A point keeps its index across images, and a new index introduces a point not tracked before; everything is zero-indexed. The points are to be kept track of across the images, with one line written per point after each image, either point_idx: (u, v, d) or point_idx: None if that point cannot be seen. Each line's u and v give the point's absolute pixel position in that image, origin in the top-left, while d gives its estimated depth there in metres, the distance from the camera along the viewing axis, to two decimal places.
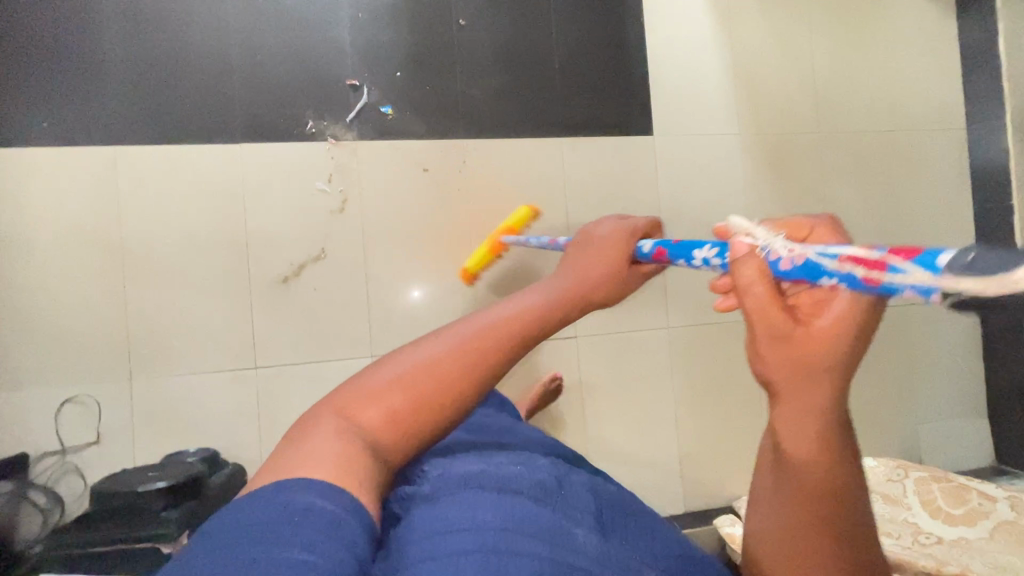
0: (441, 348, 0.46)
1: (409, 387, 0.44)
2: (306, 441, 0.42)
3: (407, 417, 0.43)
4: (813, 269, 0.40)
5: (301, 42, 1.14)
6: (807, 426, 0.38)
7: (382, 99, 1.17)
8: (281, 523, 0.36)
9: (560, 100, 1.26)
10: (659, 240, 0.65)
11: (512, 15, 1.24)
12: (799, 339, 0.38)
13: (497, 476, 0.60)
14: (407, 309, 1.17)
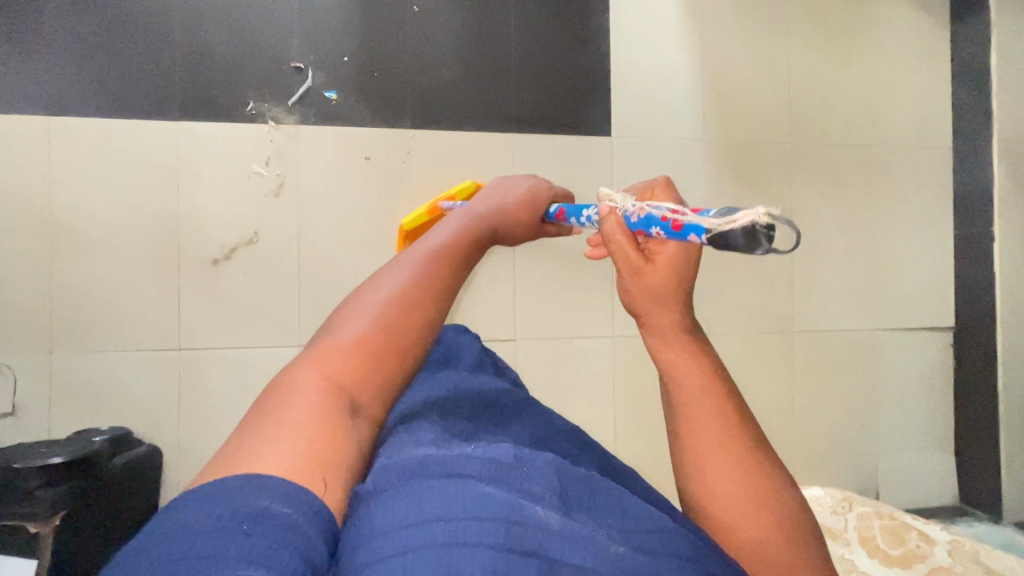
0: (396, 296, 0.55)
1: (375, 334, 0.52)
2: (287, 396, 0.47)
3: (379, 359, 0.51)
4: (647, 220, 0.57)
5: (246, 21, 1.12)
6: (669, 345, 0.56)
7: (327, 84, 1.14)
8: (231, 534, 0.36)
9: (514, 96, 1.22)
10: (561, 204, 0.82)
11: (470, 4, 1.20)
12: (648, 271, 0.56)
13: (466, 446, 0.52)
14: (339, 301, 1.15)
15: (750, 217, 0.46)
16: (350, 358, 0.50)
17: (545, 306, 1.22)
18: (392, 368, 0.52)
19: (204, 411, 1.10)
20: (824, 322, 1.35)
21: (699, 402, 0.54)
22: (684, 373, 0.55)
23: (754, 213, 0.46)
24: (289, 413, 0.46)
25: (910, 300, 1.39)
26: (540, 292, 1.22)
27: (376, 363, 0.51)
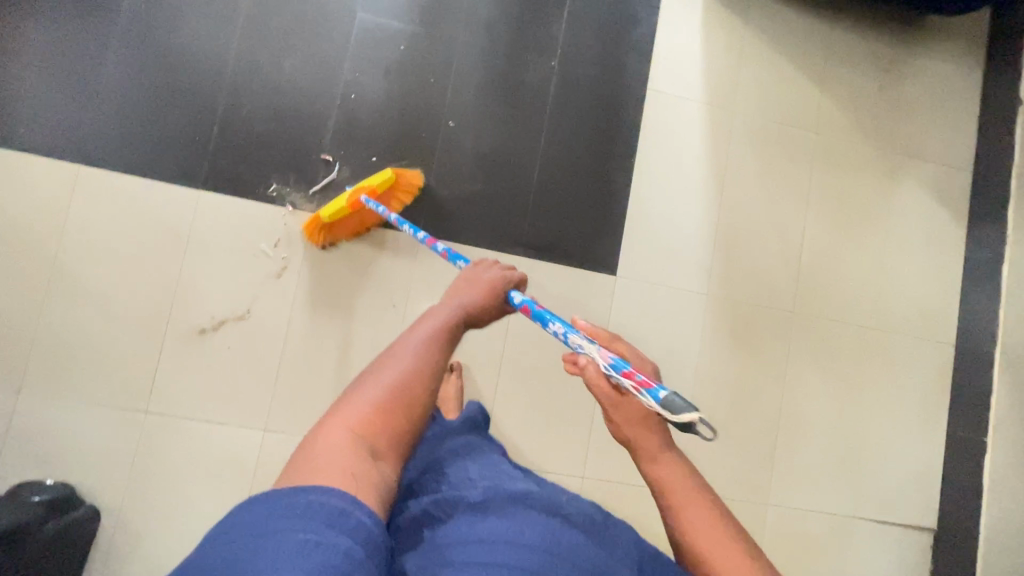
0: (412, 362, 0.61)
1: (394, 394, 0.58)
2: (322, 443, 0.53)
3: (399, 417, 0.57)
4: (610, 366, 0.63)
5: (287, 108, 1.17)
6: (655, 463, 0.62)
7: (351, 179, 1.18)
8: (293, 516, 0.46)
9: (529, 220, 1.24)
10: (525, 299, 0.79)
11: (504, 127, 1.24)
12: (625, 406, 0.63)
13: (541, 498, 0.70)
14: (314, 392, 1.14)
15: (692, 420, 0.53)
16: (370, 416, 0.56)
17: (519, 433, 1.21)
18: (406, 424, 0.58)
19: (151, 480, 1.08)
20: (802, 500, 1.31)
21: (689, 498, 0.60)
22: (668, 478, 0.61)
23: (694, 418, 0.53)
24: (326, 456, 0.52)
25: (894, 493, 1.34)
26: (516, 418, 1.21)
27: (395, 422, 0.57)
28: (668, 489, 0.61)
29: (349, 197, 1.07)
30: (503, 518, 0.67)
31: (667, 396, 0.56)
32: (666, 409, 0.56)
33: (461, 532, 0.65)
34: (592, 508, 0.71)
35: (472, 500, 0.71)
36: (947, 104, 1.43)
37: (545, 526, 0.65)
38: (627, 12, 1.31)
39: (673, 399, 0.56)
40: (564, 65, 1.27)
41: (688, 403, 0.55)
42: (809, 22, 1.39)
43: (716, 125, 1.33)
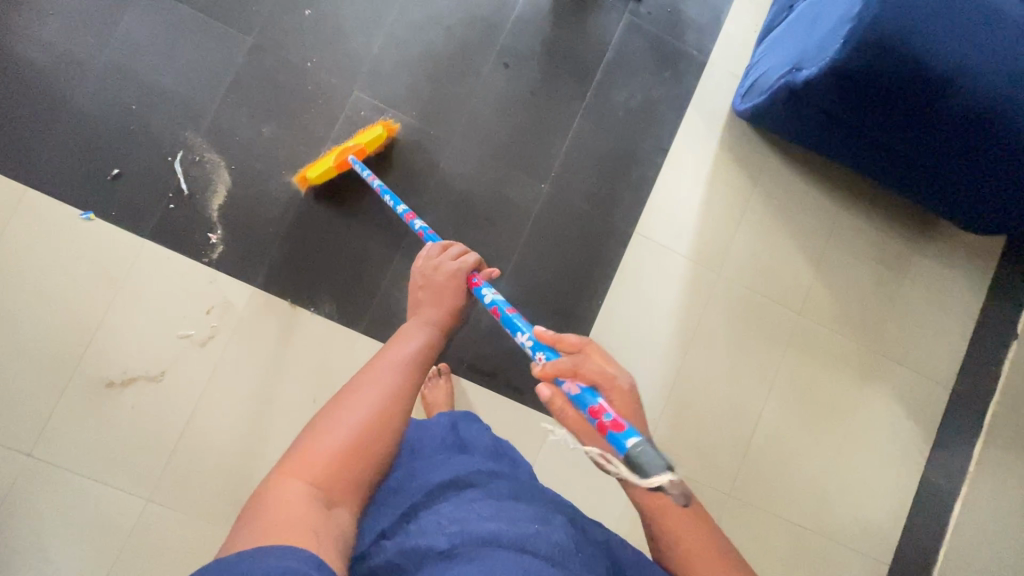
0: (373, 405, 0.63)
1: (349, 441, 0.60)
2: (272, 507, 0.52)
3: (351, 460, 0.59)
4: (577, 395, 0.63)
5: (257, 174, 1.13)
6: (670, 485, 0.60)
7: (303, 259, 1.13)
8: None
9: (476, 338, 1.19)
10: (496, 299, 0.84)
11: (473, 237, 1.19)
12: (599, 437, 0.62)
13: (510, 534, 0.64)
14: (208, 473, 1.09)
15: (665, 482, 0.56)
16: (321, 464, 0.57)
17: None
18: (374, 455, 0.61)
19: (12, 529, 1.02)
20: None
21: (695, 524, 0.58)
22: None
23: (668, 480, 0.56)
24: (280, 511, 0.52)
25: None
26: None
27: (351, 470, 0.58)
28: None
29: (335, 157, 1.10)
30: (476, 565, 0.60)
31: (640, 449, 0.57)
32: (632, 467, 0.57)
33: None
34: (566, 540, 0.66)
35: (440, 546, 0.63)
36: (943, 315, 1.36)
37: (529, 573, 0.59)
38: (633, 149, 1.25)
39: (643, 453, 0.57)
40: (553, 190, 1.23)
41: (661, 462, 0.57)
42: (821, 199, 1.32)
43: (697, 284, 1.27)
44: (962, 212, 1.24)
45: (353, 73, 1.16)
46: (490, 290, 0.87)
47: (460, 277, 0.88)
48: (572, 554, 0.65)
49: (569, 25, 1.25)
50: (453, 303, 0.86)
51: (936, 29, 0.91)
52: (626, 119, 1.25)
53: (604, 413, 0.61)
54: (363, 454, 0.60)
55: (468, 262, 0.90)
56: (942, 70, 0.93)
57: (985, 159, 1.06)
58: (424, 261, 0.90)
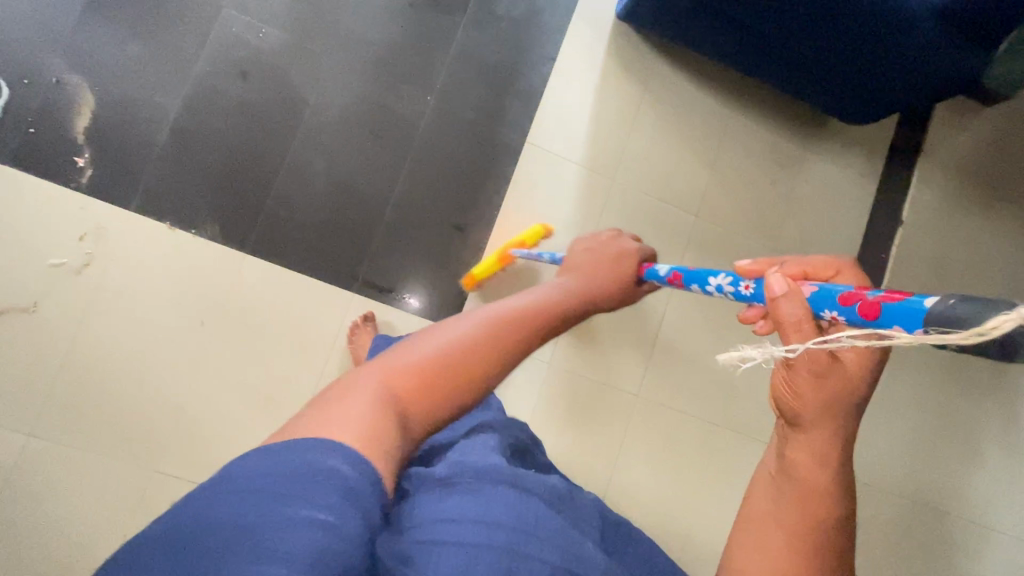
0: (505, 333, 0.59)
1: (447, 359, 0.54)
2: (355, 396, 0.49)
3: (453, 381, 0.54)
4: (818, 296, 0.48)
5: (125, 95, 1.09)
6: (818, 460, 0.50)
7: (181, 181, 1.10)
8: (299, 480, 0.42)
9: (372, 253, 1.17)
10: (678, 266, 0.81)
11: (361, 152, 1.18)
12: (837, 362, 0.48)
13: (508, 472, 0.65)
14: (96, 403, 1.05)
15: (1009, 321, 0.32)
16: (414, 373, 0.53)
17: None
18: (481, 387, 0.56)
19: None
20: None
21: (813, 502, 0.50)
22: (815, 493, 0.50)
23: (1016, 315, 0.32)
24: (360, 399, 0.49)
25: None
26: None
27: (453, 393, 0.54)
28: (807, 497, 0.50)
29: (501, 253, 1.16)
30: (475, 493, 0.59)
31: (953, 300, 0.36)
32: (942, 324, 0.37)
33: (435, 506, 0.56)
34: (557, 489, 0.69)
35: (440, 473, 0.62)
36: (841, 211, 1.39)
37: (529, 506, 0.60)
38: (519, 59, 1.25)
39: (945, 304, 0.37)
40: (442, 102, 1.22)
41: (999, 305, 0.34)
42: (711, 102, 1.35)
43: (594, 190, 1.28)
44: (873, 104, 1.23)
45: None
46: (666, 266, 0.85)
47: (615, 263, 0.88)
48: (561, 500, 0.68)
49: None
50: (604, 274, 0.85)
51: None
52: (511, 29, 1.25)
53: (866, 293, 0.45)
54: (456, 380, 0.54)
55: (630, 249, 0.91)
56: None
57: (857, 32, 1.07)
58: (584, 242, 0.95)
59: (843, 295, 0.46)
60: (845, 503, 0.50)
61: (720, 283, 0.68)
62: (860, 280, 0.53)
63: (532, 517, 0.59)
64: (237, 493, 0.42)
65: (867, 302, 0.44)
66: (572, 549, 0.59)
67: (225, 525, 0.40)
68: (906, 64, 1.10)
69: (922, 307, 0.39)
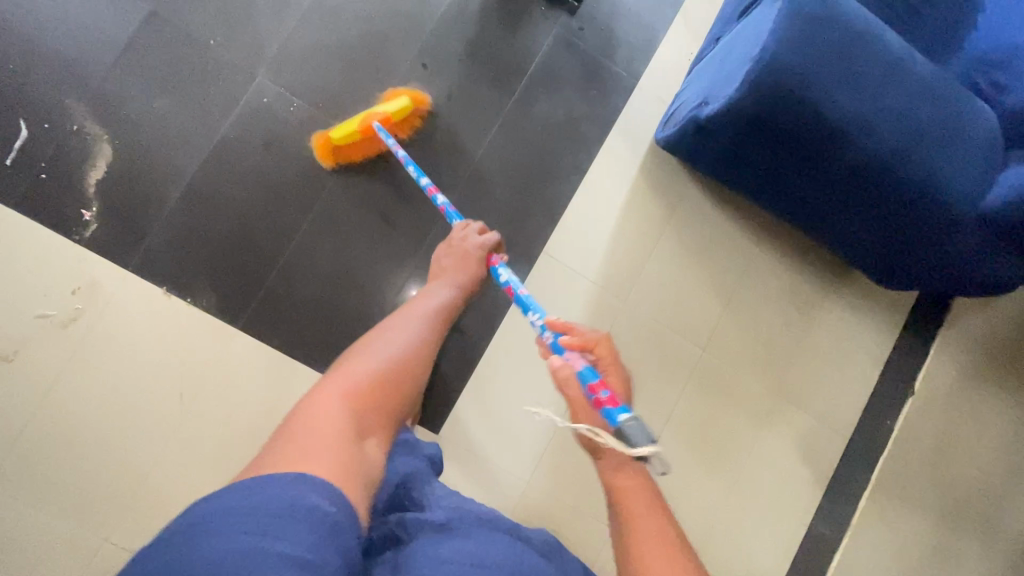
0: (380, 358, 0.71)
1: (359, 383, 0.64)
2: (303, 431, 0.54)
3: (366, 401, 0.63)
4: (580, 373, 0.70)
5: (143, 150, 1.06)
6: (628, 480, 0.62)
7: (185, 245, 1.08)
8: (281, 517, 0.43)
9: (364, 344, 1.14)
10: (511, 281, 0.92)
11: (370, 237, 1.15)
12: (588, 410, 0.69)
13: (499, 521, 0.66)
14: (54, 467, 0.97)
15: (649, 452, 0.61)
16: (341, 400, 0.60)
17: None
18: (385, 401, 0.66)
19: None
20: None
21: (636, 498, 0.61)
22: (629, 492, 0.61)
23: (652, 452, 0.61)
24: (313, 431, 0.54)
25: None
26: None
27: (367, 410, 0.63)
28: (626, 503, 0.61)
29: (360, 120, 1.09)
30: (474, 541, 0.60)
31: (630, 422, 0.64)
32: (621, 437, 0.63)
33: (437, 553, 0.57)
34: (546, 537, 0.69)
35: (437, 518, 0.62)
36: (850, 363, 1.35)
37: (521, 553, 0.61)
38: (548, 165, 1.22)
39: (629, 427, 0.63)
40: (462, 197, 1.19)
41: (647, 434, 0.63)
42: (737, 234, 1.31)
43: (603, 307, 1.24)
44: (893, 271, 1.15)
45: (257, 54, 1.10)
46: (507, 271, 0.96)
47: (462, 277, 0.99)
48: (554, 546, 0.68)
49: (494, 31, 1.21)
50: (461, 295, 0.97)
51: (834, 74, 0.87)
52: (545, 133, 1.22)
53: (599, 390, 0.68)
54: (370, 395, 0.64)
55: (486, 245, 1.02)
56: (840, 117, 0.88)
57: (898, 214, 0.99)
58: (442, 253, 1.03)
59: (589, 385, 0.69)
60: (664, 509, 0.61)
61: (538, 324, 0.82)
62: (609, 350, 0.75)
63: (525, 564, 0.60)
64: (220, 528, 0.41)
65: (600, 397, 0.67)
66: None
67: (208, 562, 0.39)
68: (953, 261, 1.02)
69: (618, 422, 0.64)
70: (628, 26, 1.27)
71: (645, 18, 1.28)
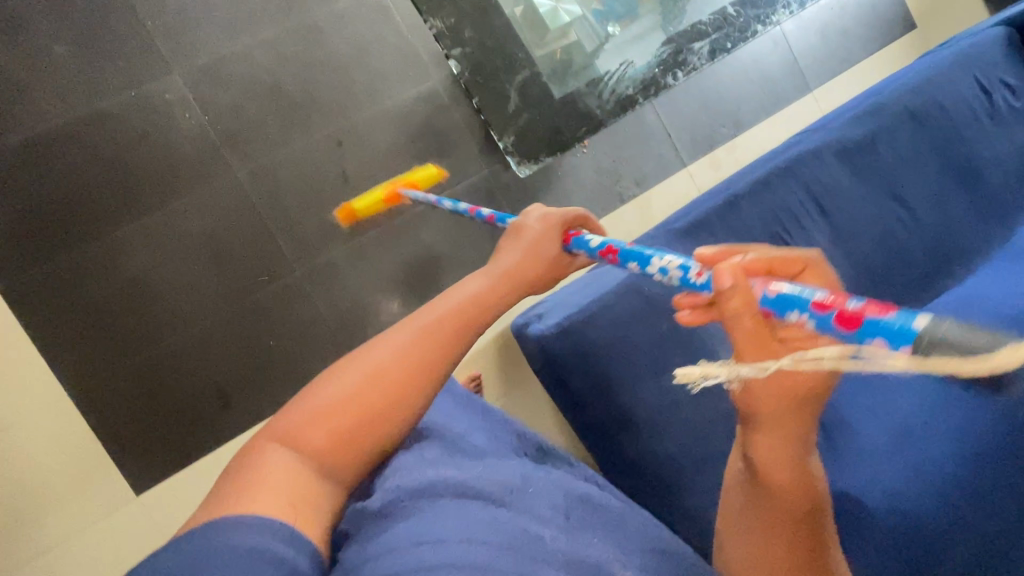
0: (394, 355, 0.53)
1: (362, 409, 0.50)
2: (253, 474, 0.47)
3: (362, 428, 0.50)
4: (780, 300, 0.43)
5: (19, 80, 1.02)
6: (785, 456, 0.47)
7: (0, 184, 1.01)
8: (202, 565, 0.40)
9: (119, 367, 1.05)
10: (605, 240, 0.66)
11: (192, 268, 1.08)
12: (791, 380, 0.43)
13: (449, 479, 0.58)
14: None
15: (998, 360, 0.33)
16: (322, 433, 0.49)
17: None
18: (389, 419, 0.51)
19: None
20: None
21: (787, 506, 0.49)
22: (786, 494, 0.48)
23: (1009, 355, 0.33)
24: (270, 477, 0.47)
25: None
26: None
27: (354, 436, 0.50)
28: (789, 498, 0.48)
29: (387, 189, 1.15)
30: (421, 517, 0.52)
31: (939, 324, 0.35)
32: (935, 355, 0.35)
33: (379, 547, 0.49)
34: (515, 479, 0.62)
35: (375, 505, 0.53)
36: None
37: (473, 515, 0.54)
38: (407, 292, 1.17)
39: (945, 334, 0.35)
40: (304, 279, 1.13)
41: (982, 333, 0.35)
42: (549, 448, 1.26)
43: None
44: None
45: (188, 56, 1.09)
46: (597, 236, 0.68)
47: (547, 249, 0.67)
48: (522, 492, 0.60)
49: (426, 149, 1.20)
50: (547, 258, 0.67)
51: (637, 362, 0.87)
52: (421, 262, 1.19)
53: (843, 299, 0.41)
54: (377, 422, 0.51)
55: (569, 217, 0.71)
56: (628, 403, 0.87)
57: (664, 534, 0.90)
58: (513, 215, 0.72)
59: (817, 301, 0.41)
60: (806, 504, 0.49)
61: (662, 268, 0.57)
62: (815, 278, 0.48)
63: (482, 527, 0.53)
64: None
65: (845, 310, 0.40)
66: (530, 544, 0.53)
67: None
68: None
69: (910, 331, 0.36)
70: (553, 207, 1.27)
71: (573, 206, 1.28)
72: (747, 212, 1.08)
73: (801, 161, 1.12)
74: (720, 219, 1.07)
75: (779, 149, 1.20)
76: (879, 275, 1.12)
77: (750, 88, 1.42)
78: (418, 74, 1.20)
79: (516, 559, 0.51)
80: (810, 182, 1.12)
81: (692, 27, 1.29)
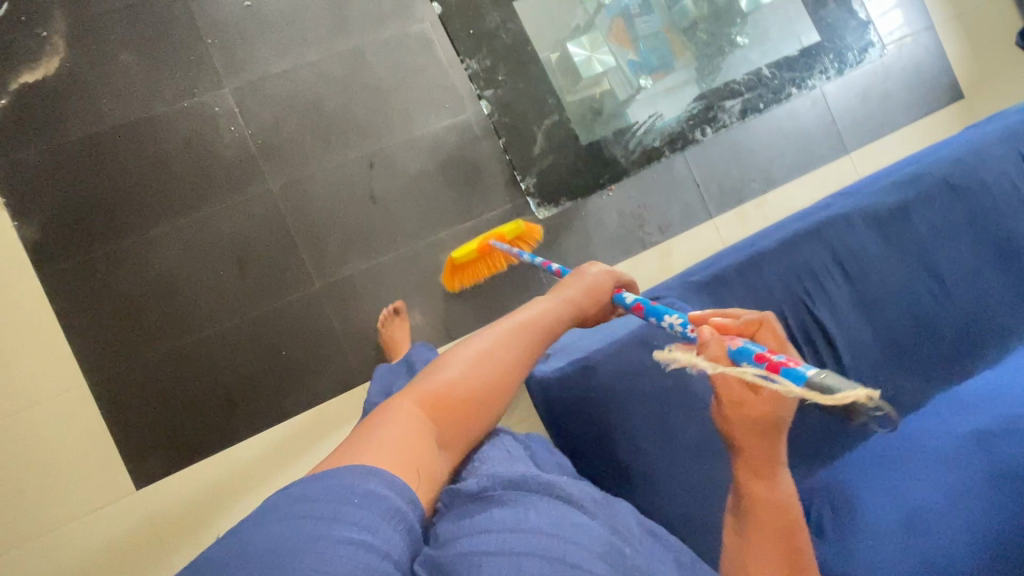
0: (489, 349, 0.60)
1: (467, 391, 0.57)
2: (378, 431, 0.51)
3: (464, 409, 0.56)
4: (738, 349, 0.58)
5: (84, 83, 1.09)
6: (757, 469, 0.57)
7: (53, 177, 1.08)
8: (335, 501, 0.43)
9: (138, 359, 1.09)
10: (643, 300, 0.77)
11: (217, 272, 1.12)
12: (749, 402, 0.55)
13: (537, 477, 0.57)
14: None
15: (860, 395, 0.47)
16: (443, 407, 0.55)
17: None
18: (486, 406, 0.58)
19: None
20: None
21: (768, 521, 0.56)
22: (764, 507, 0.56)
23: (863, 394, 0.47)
24: (391, 438, 0.50)
25: None
26: None
27: (458, 415, 0.56)
28: (764, 513, 0.56)
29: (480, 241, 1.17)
30: (513, 507, 0.52)
31: (824, 374, 0.51)
32: (817, 390, 0.50)
33: (472, 525, 0.49)
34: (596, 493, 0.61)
35: (472, 487, 0.54)
36: None
37: (563, 513, 0.54)
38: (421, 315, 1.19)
39: (823, 378, 0.51)
40: (322, 293, 1.16)
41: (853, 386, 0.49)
42: None
43: None
44: None
45: (238, 72, 1.15)
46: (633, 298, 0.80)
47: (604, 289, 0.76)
48: (602, 506, 0.60)
49: (455, 177, 1.23)
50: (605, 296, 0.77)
51: (639, 416, 0.86)
52: (438, 286, 1.20)
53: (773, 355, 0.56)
54: (476, 407, 0.57)
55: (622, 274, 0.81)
56: (627, 456, 0.85)
57: None
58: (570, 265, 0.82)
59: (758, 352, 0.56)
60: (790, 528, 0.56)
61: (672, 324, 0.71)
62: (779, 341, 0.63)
63: (572, 525, 0.53)
64: (278, 518, 0.41)
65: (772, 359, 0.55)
66: (614, 553, 0.53)
67: (266, 548, 0.38)
68: None
69: (804, 375, 0.52)
70: (574, 246, 1.27)
71: (594, 246, 1.28)
72: (768, 271, 1.06)
73: (829, 225, 1.10)
74: (740, 275, 1.06)
75: (807, 211, 1.18)
76: (903, 348, 1.09)
77: (785, 145, 1.41)
78: (454, 106, 1.24)
79: (603, 564, 0.50)
80: (837, 248, 1.09)
81: (725, 86, 1.32)
